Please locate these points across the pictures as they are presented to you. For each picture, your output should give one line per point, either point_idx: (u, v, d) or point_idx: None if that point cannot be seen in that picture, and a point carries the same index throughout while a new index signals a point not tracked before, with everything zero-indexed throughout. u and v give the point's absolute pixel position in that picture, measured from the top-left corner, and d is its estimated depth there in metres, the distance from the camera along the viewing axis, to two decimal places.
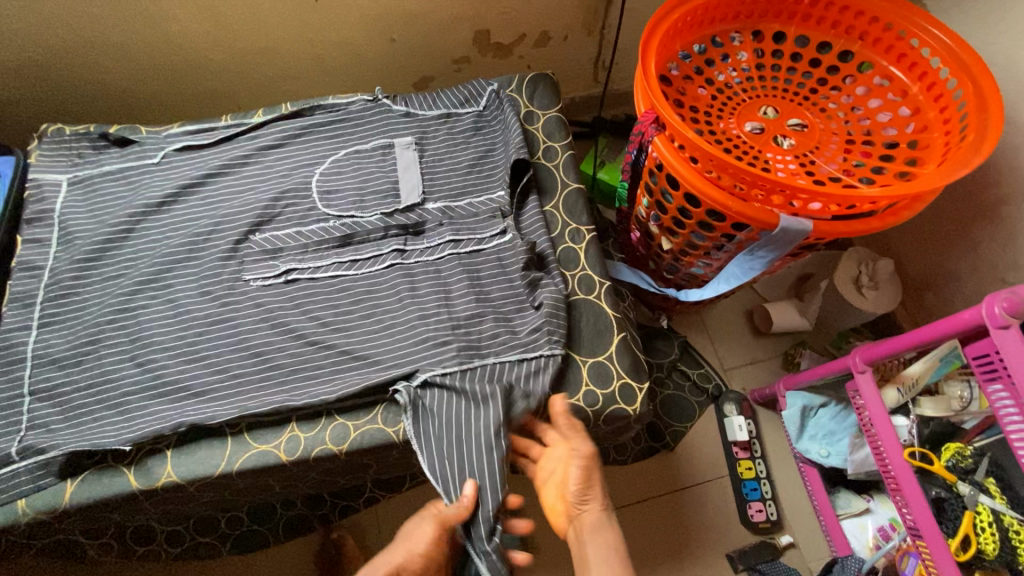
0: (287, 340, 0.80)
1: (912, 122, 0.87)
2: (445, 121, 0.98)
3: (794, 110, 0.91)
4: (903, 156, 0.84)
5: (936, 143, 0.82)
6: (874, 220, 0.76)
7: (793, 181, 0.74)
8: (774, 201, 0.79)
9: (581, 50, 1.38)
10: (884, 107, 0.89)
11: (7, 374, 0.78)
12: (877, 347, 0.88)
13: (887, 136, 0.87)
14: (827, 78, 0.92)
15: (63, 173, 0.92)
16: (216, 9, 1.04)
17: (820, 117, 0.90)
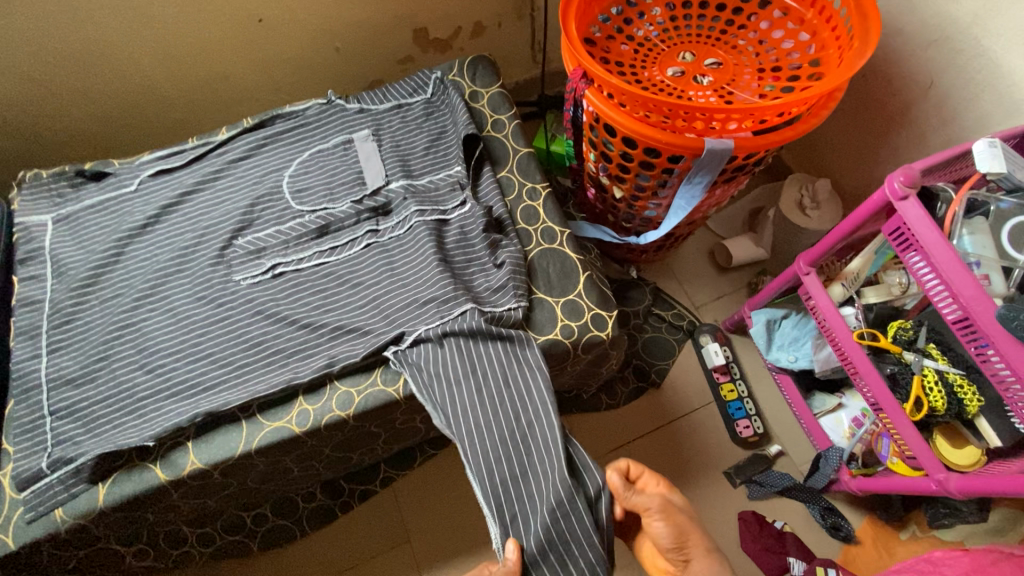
0: (284, 327, 0.87)
1: (812, 44, 0.97)
2: (398, 112, 1.05)
3: (708, 51, 1.00)
4: (808, 75, 0.94)
5: (832, 58, 0.93)
6: (787, 131, 0.86)
7: (710, 106, 0.83)
8: (698, 127, 0.88)
9: (515, 35, 1.47)
10: (787, 35, 0.99)
11: (26, 400, 0.84)
12: (815, 249, 0.99)
13: (792, 61, 0.97)
14: (734, 18, 1.02)
15: (47, 213, 0.97)
16: (168, 44, 1.11)
17: (732, 54, 1.00)
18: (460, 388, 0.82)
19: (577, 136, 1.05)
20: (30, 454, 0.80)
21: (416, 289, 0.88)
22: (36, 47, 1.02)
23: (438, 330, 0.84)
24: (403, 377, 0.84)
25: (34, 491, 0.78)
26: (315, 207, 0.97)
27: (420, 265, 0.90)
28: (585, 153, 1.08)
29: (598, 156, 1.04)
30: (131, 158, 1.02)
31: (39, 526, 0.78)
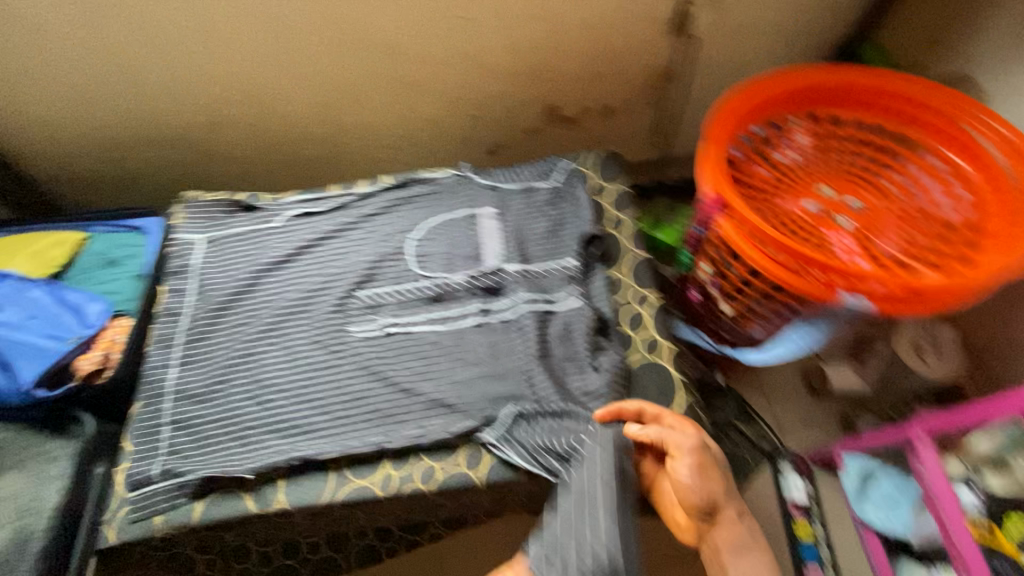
0: (385, 385, 0.92)
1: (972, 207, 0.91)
2: (524, 194, 1.10)
3: (851, 189, 1.00)
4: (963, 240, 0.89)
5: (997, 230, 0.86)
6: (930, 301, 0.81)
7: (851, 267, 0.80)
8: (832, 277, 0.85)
9: (641, 121, 1.50)
10: (945, 190, 0.94)
11: (152, 405, 0.93)
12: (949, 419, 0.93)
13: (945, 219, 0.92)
14: (885, 161, 1.00)
15: (201, 233, 1.09)
16: (329, 95, 1.23)
17: (875, 197, 0.98)
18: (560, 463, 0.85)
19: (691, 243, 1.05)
20: (146, 455, 0.89)
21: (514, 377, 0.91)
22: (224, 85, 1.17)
23: (516, 415, 0.87)
24: (486, 463, 0.86)
25: (142, 494, 0.85)
26: (433, 273, 1.02)
27: (522, 349, 0.93)
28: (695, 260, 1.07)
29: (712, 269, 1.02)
30: (280, 196, 1.13)
31: (138, 527, 0.85)
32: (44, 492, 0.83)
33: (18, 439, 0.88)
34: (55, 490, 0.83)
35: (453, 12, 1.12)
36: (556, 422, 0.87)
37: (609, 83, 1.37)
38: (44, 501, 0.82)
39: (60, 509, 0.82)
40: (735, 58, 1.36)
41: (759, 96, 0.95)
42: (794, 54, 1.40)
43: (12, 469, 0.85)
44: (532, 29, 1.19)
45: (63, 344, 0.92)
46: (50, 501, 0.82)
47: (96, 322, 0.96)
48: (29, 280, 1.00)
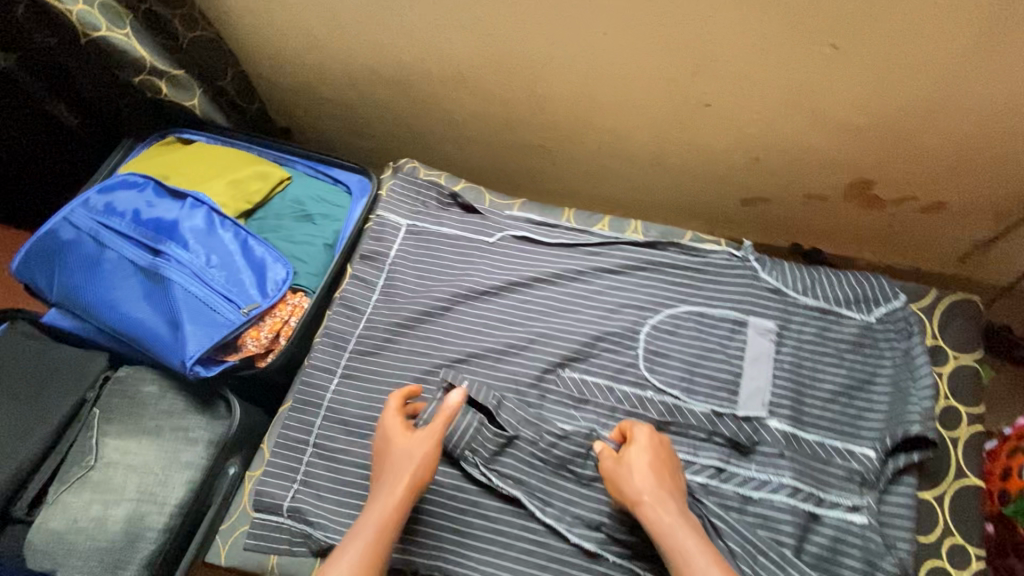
0: (565, 516, 0.70)
1: None
2: (819, 319, 0.79)
3: None
4: None
5: None
6: None
7: None
8: None
9: (970, 232, 1.09)
10: None
11: (301, 413, 0.79)
12: None
13: None
14: None
15: (405, 218, 0.91)
16: (597, 87, 0.98)
17: None
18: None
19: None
20: (281, 475, 0.76)
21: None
22: (485, 40, 0.95)
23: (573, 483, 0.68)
24: None
25: (264, 521, 0.73)
26: (667, 387, 0.76)
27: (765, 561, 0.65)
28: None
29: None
30: (503, 204, 0.92)
31: (253, 558, 0.73)
32: (172, 480, 0.74)
33: (163, 400, 0.79)
34: (182, 482, 0.74)
35: (818, 38, 0.79)
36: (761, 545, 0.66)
37: (962, 178, 0.97)
38: (170, 492, 0.73)
39: (183, 506, 0.73)
40: None
41: None
42: None
43: (150, 435, 0.77)
44: (910, 87, 0.83)
45: (236, 313, 0.79)
46: (174, 494, 0.73)
47: (272, 294, 0.82)
48: (222, 216, 0.87)
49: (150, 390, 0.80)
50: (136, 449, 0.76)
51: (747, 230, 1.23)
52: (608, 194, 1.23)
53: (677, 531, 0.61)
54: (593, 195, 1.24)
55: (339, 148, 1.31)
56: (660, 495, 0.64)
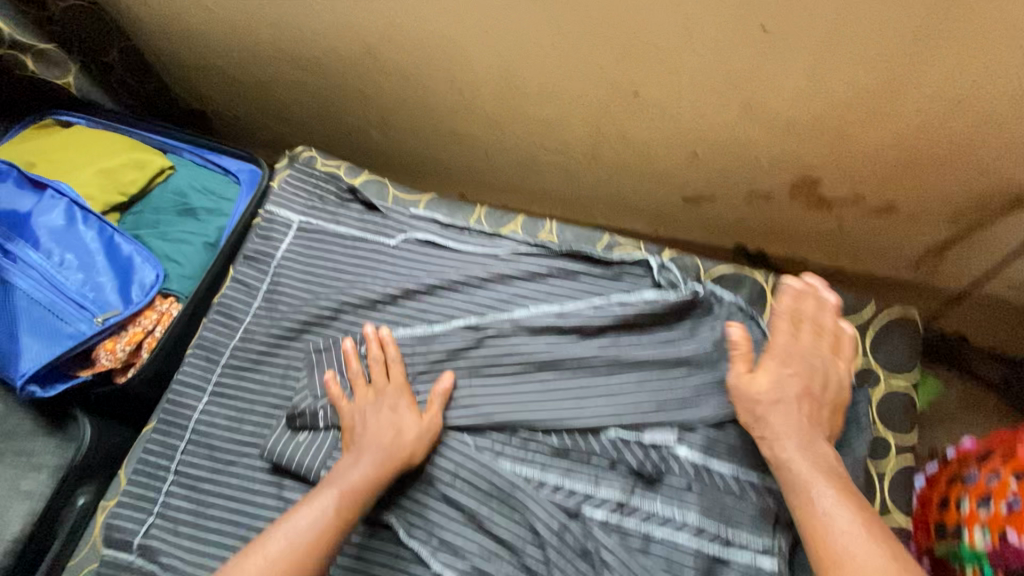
0: (431, 552, 0.62)
1: None
2: (750, 335, 0.70)
3: None
4: None
5: None
6: None
7: None
8: None
9: (925, 235, 1.00)
10: None
11: (164, 439, 0.71)
12: None
13: None
14: None
15: (298, 214, 0.82)
16: (518, 72, 0.89)
17: None
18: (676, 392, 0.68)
19: (982, 520, 0.67)
20: (138, 507, 0.67)
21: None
22: (391, 18, 0.85)
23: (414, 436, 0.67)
24: None
25: (116, 561, 0.65)
26: (554, 407, 0.68)
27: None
28: (968, 529, 0.68)
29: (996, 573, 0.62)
30: (407, 201, 0.83)
31: None
32: (9, 513, 0.65)
33: (7, 421, 0.70)
34: (22, 513, 0.66)
35: (745, 22, 0.71)
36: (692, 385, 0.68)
37: (917, 179, 0.89)
38: (6, 525, 0.65)
39: (19, 542, 0.64)
40: None
41: None
42: None
43: None
44: (856, 75, 0.75)
45: (89, 322, 0.70)
46: (11, 528, 0.65)
47: (136, 301, 0.73)
48: (85, 209, 0.77)
49: None
50: None
51: (693, 229, 1.15)
52: (546, 188, 1.14)
53: (809, 463, 0.57)
54: (527, 189, 1.16)
55: (260, 136, 1.21)
56: (806, 448, 0.59)
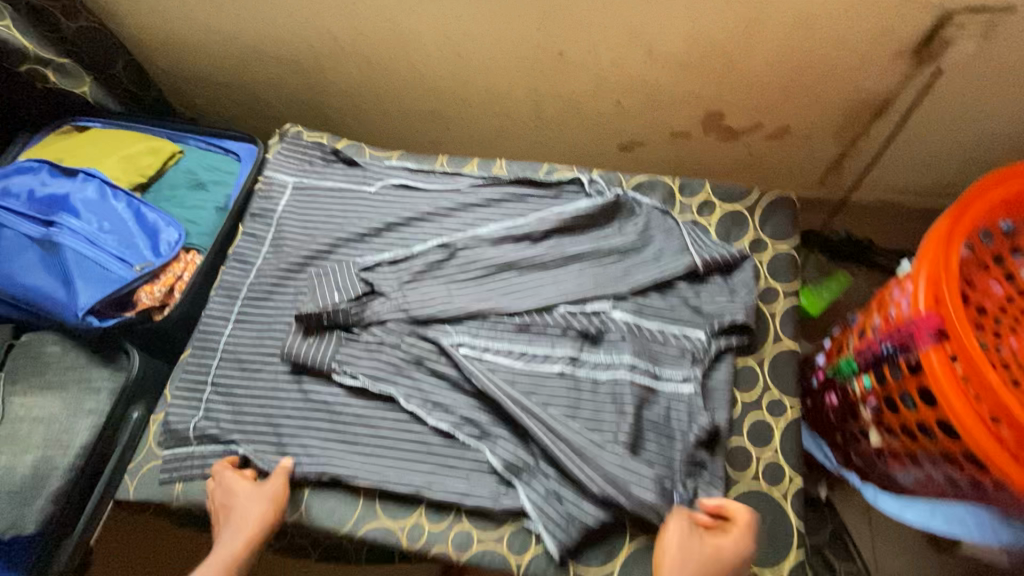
0: (426, 411, 0.77)
1: None
2: (664, 224, 0.88)
3: None
4: None
5: None
6: None
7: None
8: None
9: (819, 152, 1.20)
10: None
11: (200, 359, 0.86)
12: None
13: None
14: None
15: (292, 176, 0.98)
16: (462, 46, 1.07)
17: None
18: (610, 271, 0.85)
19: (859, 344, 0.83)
20: (185, 413, 0.82)
21: (575, 455, 0.72)
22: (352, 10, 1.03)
23: (400, 335, 0.83)
24: (533, 553, 0.71)
25: (176, 455, 0.80)
26: (514, 295, 0.85)
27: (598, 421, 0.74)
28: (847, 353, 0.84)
29: (869, 376, 0.78)
30: (382, 157, 1.00)
31: (159, 491, 0.79)
32: (76, 426, 0.79)
33: (66, 358, 0.84)
34: (88, 426, 0.79)
35: None
36: (621, 265, 0.85)
37: (797, 102, 1.09)
38: (75, 436, 0.78)
39: (88, 449, 0.78)
40: (975, 107, 1.03)
41: (991, 196, 0.69)
42: None
43: (55, 389, 0.81)
44: (725, 15, 0.94)
45: (128, 270, 0.85)
46: (79, 437, 0.78)
47: (164, 254, 0.88)
48: (113, 188, 0.93)
49: (52, 350, 0.84)
50: (41, 404, 0.80)
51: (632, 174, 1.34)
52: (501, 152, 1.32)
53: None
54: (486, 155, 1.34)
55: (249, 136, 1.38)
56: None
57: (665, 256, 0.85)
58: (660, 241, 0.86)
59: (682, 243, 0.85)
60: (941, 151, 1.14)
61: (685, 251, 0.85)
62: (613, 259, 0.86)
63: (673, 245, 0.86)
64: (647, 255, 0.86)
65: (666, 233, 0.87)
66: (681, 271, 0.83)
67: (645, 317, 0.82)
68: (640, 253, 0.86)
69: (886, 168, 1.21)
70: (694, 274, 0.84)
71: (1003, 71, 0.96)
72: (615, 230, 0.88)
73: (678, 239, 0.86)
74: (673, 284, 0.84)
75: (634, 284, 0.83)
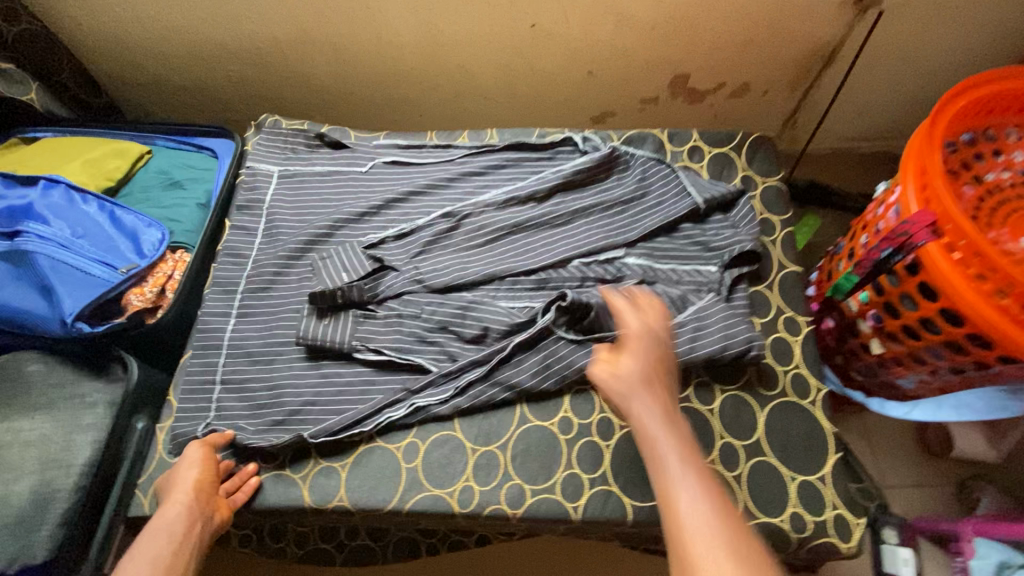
0: (462, 376, 0.77)
1: None
2: (660, 170, 0.90)
3: None
4: None
5: None
6: None
7: None
8: None
9: (776, 106, 1.28)
10: None
11: (203, 358, 0.81)
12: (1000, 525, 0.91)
13: None
14: None
15: (276, 165, 0.95)
16: (434, 24, 1.07)
17: None
18: (616, 219, 0.87)
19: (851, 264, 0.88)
20: (196, 415, 0.77)
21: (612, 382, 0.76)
22: None
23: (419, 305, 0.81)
24: (587, 496, 0.72)
25: None
26: (527, 253, 0.85)
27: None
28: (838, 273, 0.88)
29: (865, 290, 0.83)
30: (368, 137, 0.99)
31: None
32: (76, 443, 0.72)
33: (52, 374, 0.77)
34: (90, 440, 0.73)
35: None
36: (626, 213, 0.88)
37: (754, 58, 1.16)
38: (75, 453, 0.71)
39: (93, 464, 0.72)
40: (911, 48, 1.13)
41: (959, 105, 0.76)
42: (982, 54, 1.15)
43: (44, 408, 0.74)
44: None
45: (113, 272, 0.79)
46: (82, 453, 0.72)
47: (150, 254, 0.83)
48: (81, 191, 0.86)
49: (34, 368, 0.77)
50: (29, 425, 0.73)
51: None
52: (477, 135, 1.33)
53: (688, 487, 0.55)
54: None
55: None
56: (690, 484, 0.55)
57: (666, 200, 0.88)
58: (659, 186, 0.89)
59: (680, 186, 0.88)
60: (885, 95, 1.24)
61: (684, 193, 0.88)
62: (617, 208, 0.88)
63: (672, 188, 0.89)
64: (649, 200, 0.88)
65: (664, 178, 0.89)
66: (684, 211, 0.86)
67: (656, 258, 0.85)
68: (642, 199, 0.89)
69: (837, 116, 1.30)
70: (696, 213, 0.87)
71: (933, 12, 1.06)
72: (614, 182, 0.90)
73: (676, 183, 0.89)
74: (678, 226, 0.87)
75: (642, 229, 0.86)
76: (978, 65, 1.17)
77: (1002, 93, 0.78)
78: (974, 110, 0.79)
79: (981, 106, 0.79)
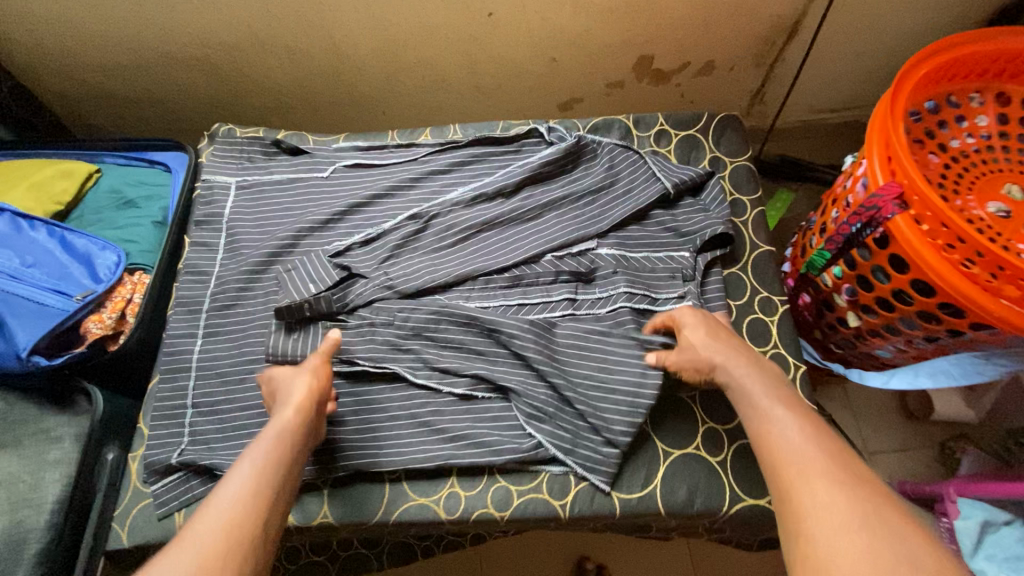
0: (439, 381, 0.75)
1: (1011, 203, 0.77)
2: (628, 157, 0.89)
3: (1003, 183, 0.78)
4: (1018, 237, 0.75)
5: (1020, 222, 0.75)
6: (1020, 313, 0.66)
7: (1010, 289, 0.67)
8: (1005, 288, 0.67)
9: (743, 82, 1.27)
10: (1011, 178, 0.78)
11: (171, 382, 0.78)
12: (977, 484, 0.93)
13: (1006, 209, 0.76)
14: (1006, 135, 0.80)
15: (233, 176, 0.91)
16: (388, 19, 1.03)
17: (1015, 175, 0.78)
18: (587, 209, 0.86)
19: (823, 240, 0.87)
20: (167, 442, 0.74)
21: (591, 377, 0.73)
22: None
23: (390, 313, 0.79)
24: (575, 493, 0.72)
25: (166, 485, 0.73)
26: (498, 250, 0.83)
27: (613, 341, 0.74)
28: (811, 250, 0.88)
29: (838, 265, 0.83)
30: (328, 141, 0.96)
31: (157, 529, 0.71)
32: (43, 481, 0.70)
33: (13, 411, 0.74)
34: (57, 478, 0.71)
35: None
36: (595, 202, 0.86)
37: (718, 36, 1.15)
38: (45, 492, 0.70)
39: (65, 502, 0.70)
40: (873, 16, 1.12)
41: (920, 73, 0.75)
42: (942, 18, 1.15)
43: (9, 447, 0.72)
44: None
45: (68, 301, 0.76)
46: (51, 491, 0.70)
47: (106, 278, 0.79)
48: (28, 218, 0.82)
49: None
50: None
51: None
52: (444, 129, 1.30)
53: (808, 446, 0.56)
54: None
55: None
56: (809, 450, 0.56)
57: (635, 186, 0.87)
58: (628, 174, 0.88)
59: (649, 172, 0.87)
60: (849, 64, 1.24)
61: (653, 179, 0.87)
62: (587, 198, 0.86)
63: (640, 174, 0.87)
64: (619, 189, 0.87)
65: (632, 165, 0.88)
66: (654, 198, 0.85)
67: (629, 247, 0.84)
68: (612, 187, 0.87)
69: (803, 88, 1.30)
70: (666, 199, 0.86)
71: None
72: (582, 171, 0.89)
73: (645, 169, 0.87)
74: (649, 212, 0.86)
75: (613, 217, 0.85)
76: (939, 29, 1.17)
77: (962, 58, 0.78)
78: (935, 78, 0.79)
79: (942, 72, 0.78)
